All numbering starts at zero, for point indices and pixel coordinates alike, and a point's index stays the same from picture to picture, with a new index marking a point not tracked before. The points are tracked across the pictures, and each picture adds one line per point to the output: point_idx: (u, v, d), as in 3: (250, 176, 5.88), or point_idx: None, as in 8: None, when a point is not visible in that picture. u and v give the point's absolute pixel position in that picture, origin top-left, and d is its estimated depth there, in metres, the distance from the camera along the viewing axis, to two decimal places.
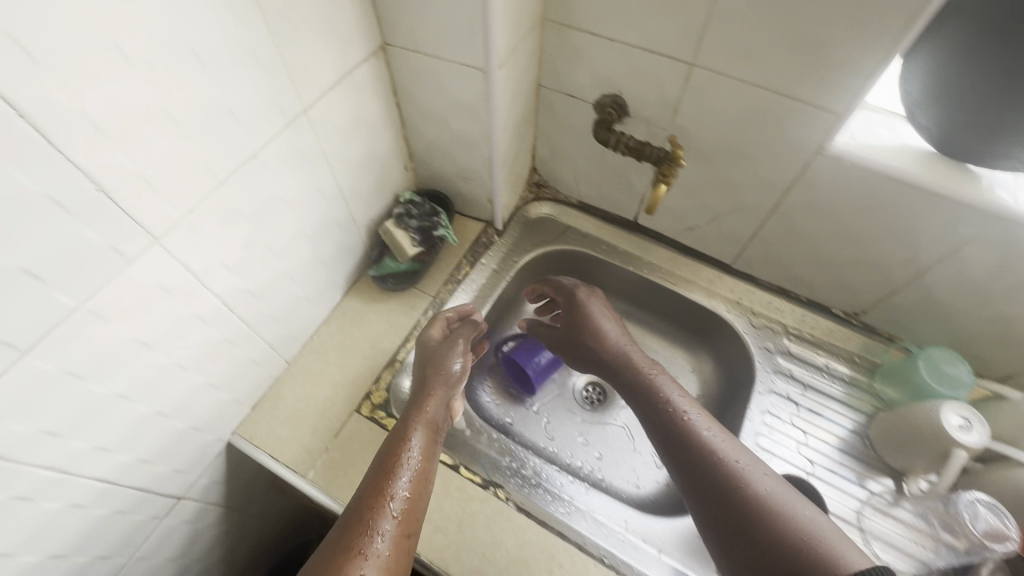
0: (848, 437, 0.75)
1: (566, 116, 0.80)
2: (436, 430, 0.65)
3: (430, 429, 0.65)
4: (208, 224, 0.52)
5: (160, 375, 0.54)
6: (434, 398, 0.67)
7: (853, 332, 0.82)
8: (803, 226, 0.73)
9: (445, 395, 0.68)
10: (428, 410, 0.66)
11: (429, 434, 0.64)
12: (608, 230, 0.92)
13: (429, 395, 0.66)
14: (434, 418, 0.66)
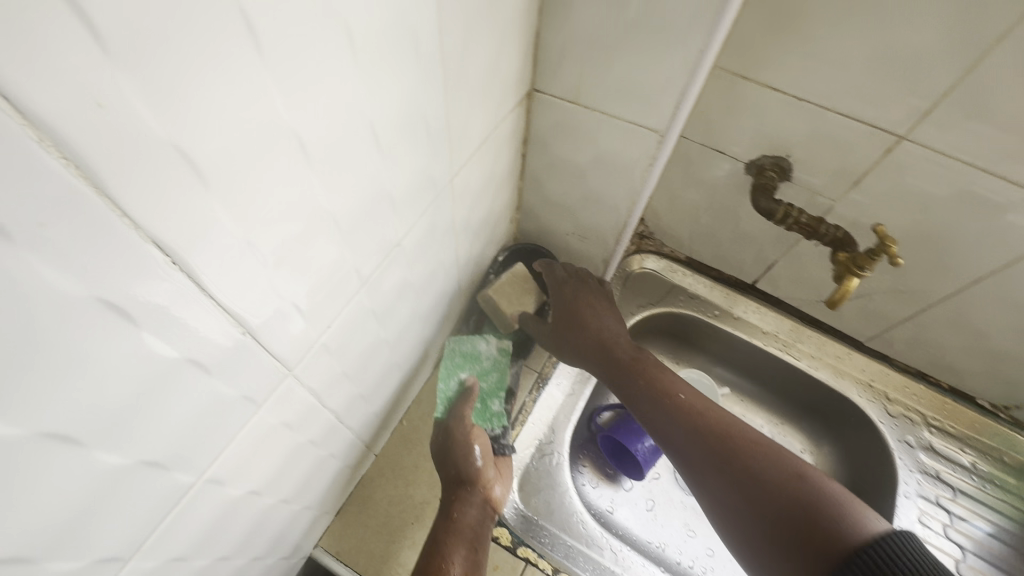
0: (1004, 551, 0.68)
1: (702, 171, 0.69)
2: (476, 535, 0.54)
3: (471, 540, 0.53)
4: (341, 335, 0.40)
5: (263, 518, 0.42)
6: (471, 500, 0.56)
7: (1001, 428, 0.73)
8: (980, 318, 0.64)
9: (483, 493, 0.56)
10: (464, 517, 0.54)
11: (466, 540, 0.53)
12: (720, 292, 0.82)
13: (459, 500, 0.55)
14: (473, 527, 0.54)
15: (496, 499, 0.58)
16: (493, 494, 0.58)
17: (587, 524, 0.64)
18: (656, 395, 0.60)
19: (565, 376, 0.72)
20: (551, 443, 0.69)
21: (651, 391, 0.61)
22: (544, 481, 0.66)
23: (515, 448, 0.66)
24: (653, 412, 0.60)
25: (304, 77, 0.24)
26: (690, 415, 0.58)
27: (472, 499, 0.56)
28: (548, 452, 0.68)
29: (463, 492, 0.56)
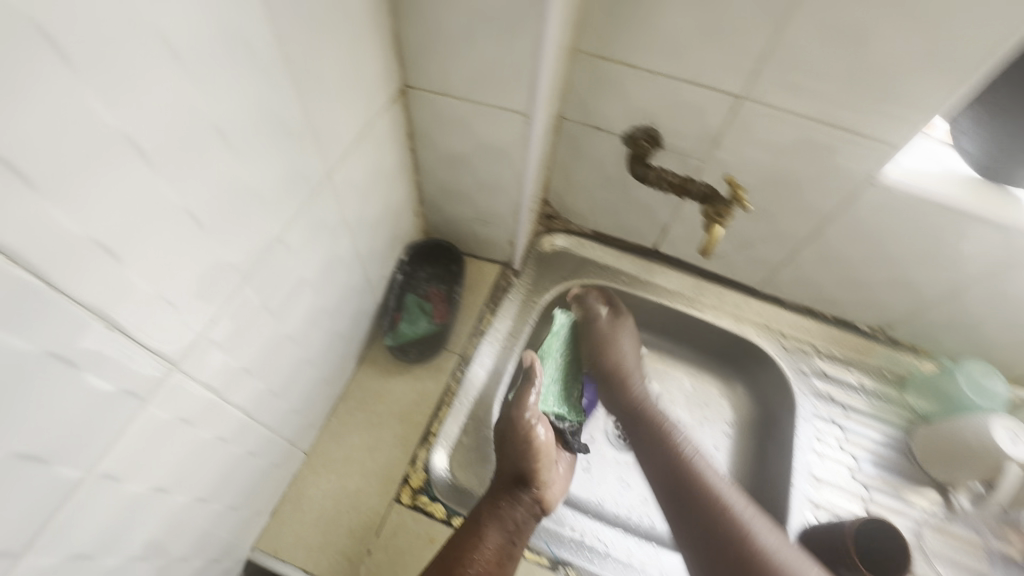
0: (892, 455, 0.76)
1: (587, 148, 0.74)
2: (517, 531, 0.60)
3: (507, 528, 0.60)
4: (231, 330, 0.42)
5: (178, 517, 0.43)
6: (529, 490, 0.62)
7: (880, 348, 0.82)
8: (841, 251, 0.72)
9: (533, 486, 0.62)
10: (511, 509, 0.61)
11: (504, 534, 0.59)
12: (627, 259, 0.88)
13: (501, 496, 0.61)
14: (515, 517, 0.60)
15: (551, 498, 0.65)
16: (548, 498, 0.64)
17: None
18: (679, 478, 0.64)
19: (487, 355, 0.76)
20: (480, 419, 0.72)
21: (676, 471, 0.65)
22: (476, 455, 0.69)
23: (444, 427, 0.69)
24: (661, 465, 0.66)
25: (123, 87, 0.26)
26: (699, 488, 0.62)
27: (507, 503, 0.61)
28: (478, 428, 0.71)
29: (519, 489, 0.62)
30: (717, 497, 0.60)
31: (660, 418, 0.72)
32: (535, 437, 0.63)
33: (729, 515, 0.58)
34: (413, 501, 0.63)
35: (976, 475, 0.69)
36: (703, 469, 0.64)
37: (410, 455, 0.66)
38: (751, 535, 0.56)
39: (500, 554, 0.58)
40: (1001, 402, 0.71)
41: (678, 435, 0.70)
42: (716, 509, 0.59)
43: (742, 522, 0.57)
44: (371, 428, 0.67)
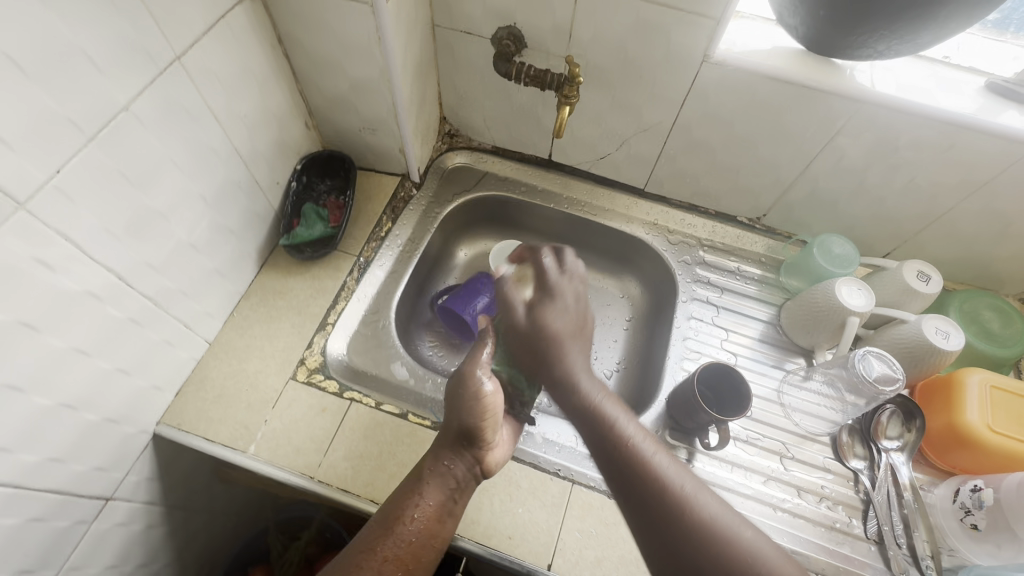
0: (764, 328, 0.83)
1: (465, 56, 0.79)
2: (460, 489, 0.59)
3: (448, 486, 0.59)
4: (83, 188, 0.47)
5: (55, 361, 0.49)
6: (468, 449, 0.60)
7: (758, 236, 0.88)
8: (702, 138, 0.77)
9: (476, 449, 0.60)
10: (450, 466, 0.60)
11: (444, 492, 0.58)
12: (525, 171, 0.93)
13: (446, 453, 0.60)
14: (454, 476, 0.59)
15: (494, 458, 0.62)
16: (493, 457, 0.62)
17: (412, 368, 0.74)
18: (608, 449, 0.55)
19: (386, 258, 0.82)
20: (378, 312, 0.78)
21: (599, 442, 0.56)
22: (373, 343, 0.76)
23: (342, 318, 0.75)
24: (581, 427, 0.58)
25: None
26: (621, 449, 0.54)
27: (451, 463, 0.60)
28: (375, 320, 0.77)
29: (458, 449, 0.60)
30: (639, 459, 0.53)
31: (556, 352, 0.63)
32: (481, 393, 0.62)
33: (655, 480, 0.51)
34: (308, 378, 0.69)
35: (828, 333, 0.75)
36: (620, 424, 0.56)
37: (307, 341, 0.72)
38: (681, 500, 0.50)
39: (436, 517, 0.57)
40: (853, 266, 0.77)
41: (582, 377, 0.61)
42: (641, 474, 0.52)
43: (674, 486, 0.51)
44: (271, 320, 0.73)
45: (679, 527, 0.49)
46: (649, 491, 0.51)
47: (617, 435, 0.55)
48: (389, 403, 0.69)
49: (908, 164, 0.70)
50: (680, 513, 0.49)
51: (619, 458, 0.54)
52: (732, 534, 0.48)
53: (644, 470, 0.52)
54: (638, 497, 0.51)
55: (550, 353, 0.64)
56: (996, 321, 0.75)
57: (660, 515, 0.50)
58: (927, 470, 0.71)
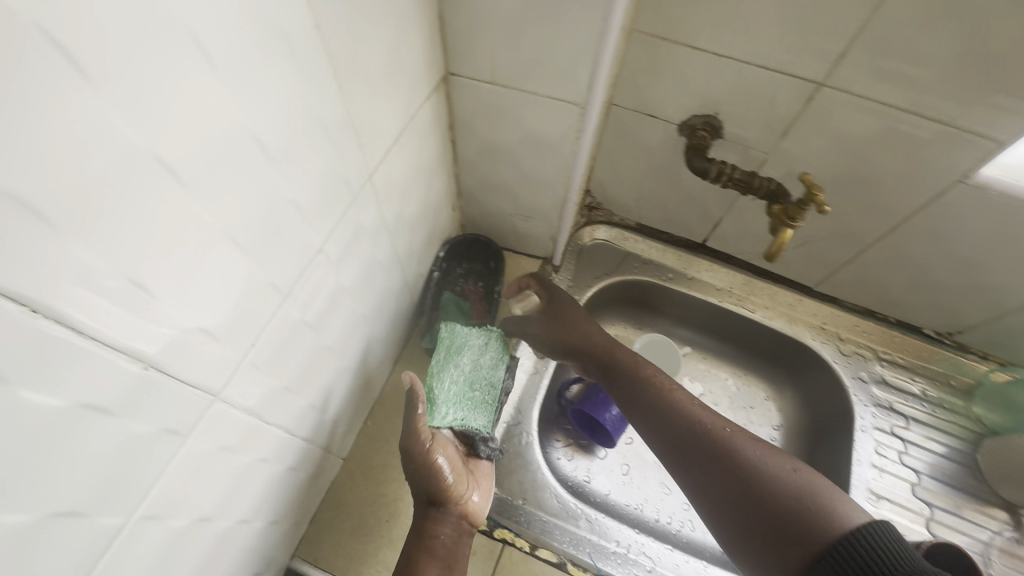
0: (957, 471, 0.72)
1: (638, 138, 0.68)
2: (453, 556, 0.53)
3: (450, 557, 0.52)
4: (271, 351, 0.39)
5: (220, 543, 0.41)
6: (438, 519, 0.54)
7: (948, 353, 0.76)
8: (915, 252, 0.66)
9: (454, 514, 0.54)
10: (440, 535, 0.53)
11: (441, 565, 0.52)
12: (672, 254, 0.83)
13: (432, 518, 0.53)
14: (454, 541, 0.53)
15: (474, 515, 0.56)
16: (473, 511, 0.55)
17: (561, 497, 0.65)
18: (711, 453, 0.49)
19: (527, 357, 0.73)
20: (519, 424, 0.69)
21: (703, 445, 0.50)
22: (516, 462, 0.67)
23: None
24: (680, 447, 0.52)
25: (153, 107, 0.23)
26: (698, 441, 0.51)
27: (423, 535, 0.53)
28: (517, 433, 0.69)
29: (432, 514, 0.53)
30: (733, 451, 0.49)
31: (652, 370, 0.59)
32: (434, 460, 0.54)
33: (749, 467, 0.47)
34: None
35: None
36: (680, 401, 0.55)
37: None
38: (784, 478, 0.45)
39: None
40: None
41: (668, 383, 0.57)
42: (732, 459, 0.48)
43: (784, 460, 0.47)
44: None
45: (778, 513, 0.43)
46: (737, 458, 0.48)
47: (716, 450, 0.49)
48: (544, 548, 0.62)
49: None
50: (789, 497, 0.44)
51: (716, 457, 0.49)
52: (836, 503, 0.42)
53: (726, 447, 0.49)
54: (715, 477, 0.48)
55: (625, 368, 0.60)
56: None
57: (745, 489, 0.46)
58: None
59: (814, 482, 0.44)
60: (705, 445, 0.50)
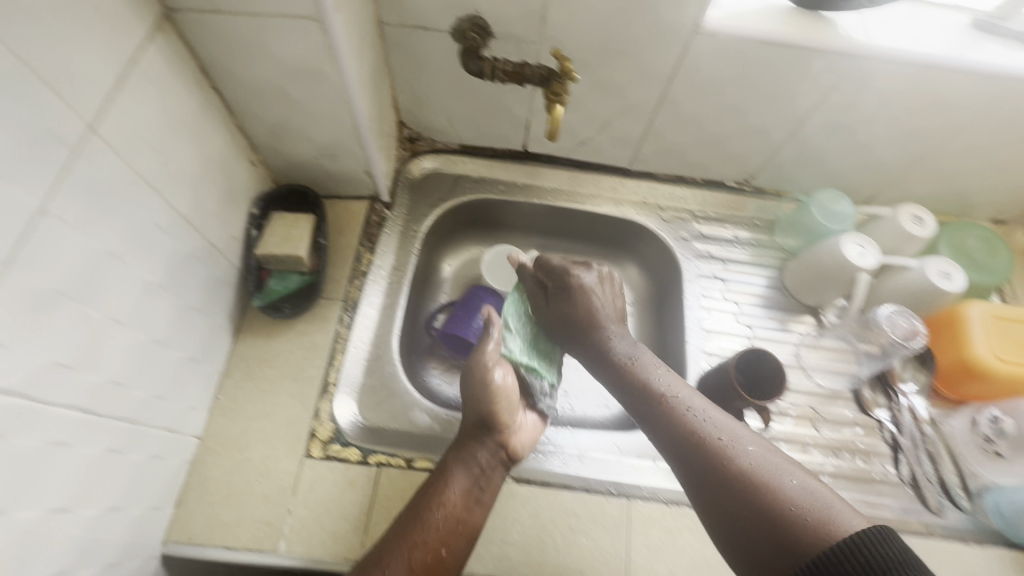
0: (771, 294, 0.83)
1: (420, 54, 0.69)
2: (484, 476, 0.59)
3: (473, 473, 0.59)
4: (15, 327, 0.37)
5: (33, 534, 0.40)
6: (470, 435, 0.61)
7: (748, 198, 0.87)
8: (690, 111, 0.73)
9: (484, 433, 0.61)
10: (475, 451, 0.60)
11: (469, 479, 0.58)
12: (500, 167, 0.86)
13: (469, 434, 0.61)
14: (477, 459, 0.59)
15: (518, 450, 0.62)
16: (517, 442, 0.62)
17: (433, 412, 0.68)
18: (693, 454, 0.49)
19: (375, 295, 0.74)
20: (381, 358, 0.71)
21: (677, 437, 0.51)
22: (383, 393, 0.69)
23: (344, 373, 0.68)
24: (666, 439, 0.52)
25: None
26: (693, 427, 0.50)
27: (455, 449, 0.61)
28: (380, 366, 0.70)
29: (476, 436, 0.60)
30: (732, 453, 0.47)
31: (665, 378, 0.57)
32: (492, 380, 0.63)
33: (762, 485, 0.44)
34: (325, 452, 0.62)
35: (838, 289, 0.76)
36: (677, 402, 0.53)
37: (312, 410, 0.64)
38: (784, 498, 0.43)
39: (463, 501, 0.56)
40: (850, 220, 0.77)
41: (677, 388, 0.55)
42: (746, 481, 0.45)
43: (779, 468, 0.46)
44: (264, 395, 0.64)
45: (778, 528, 0.42)
46: (732, 471, 0.46)
47: (694, 437, 0.50)
48: (420, 458, 0.64)
49: (900, 110, 0.69)
50: (778, 519, 0.42)
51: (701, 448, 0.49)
52: (836, 519, 0.41)
53: (711, 439, 0.49)
54: (714, 490, 0.46)
55: (633, 370, 0.59)
56: (982, 249, 0.78)
57: (746, 490, 0.45)
58: (940, 403, 0.75)
59: (778, 475, 0.45)
60: (698, 441, 0.49)
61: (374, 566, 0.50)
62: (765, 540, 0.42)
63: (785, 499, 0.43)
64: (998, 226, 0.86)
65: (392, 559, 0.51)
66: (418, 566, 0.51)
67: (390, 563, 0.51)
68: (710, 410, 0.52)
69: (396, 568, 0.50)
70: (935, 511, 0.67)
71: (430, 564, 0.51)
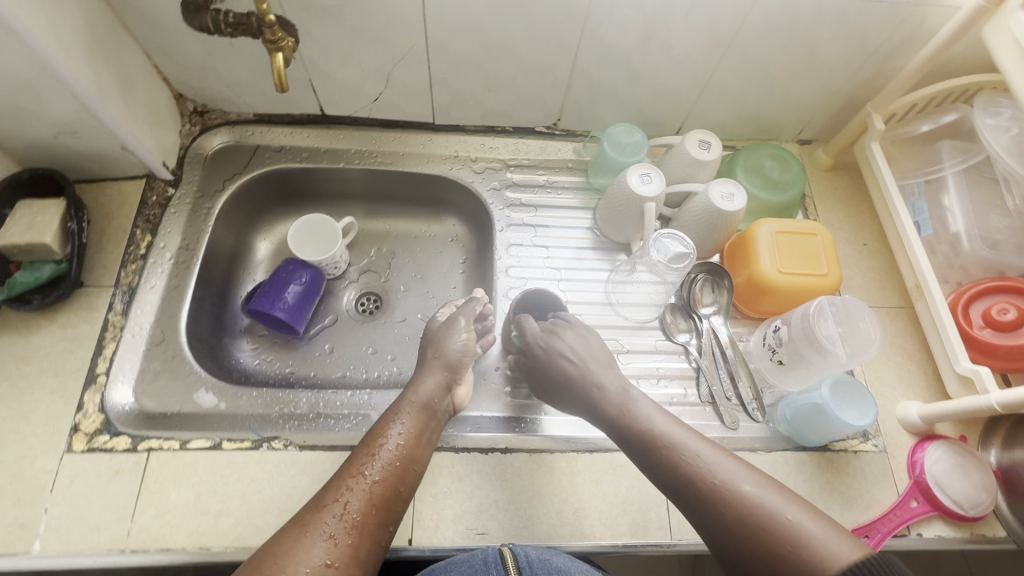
0: (585, 234, 0.83)
1: (156, 15, 0.64)
2: (434, 422, 0.60)
3: (424, 416, 0.60)
4: None
5: None
6: (431, 377, 0.63)
7: (560, 142, 0.86)
8: (462, 53, 0.71)
9: (445, 377, 0.64)
10: (423, 395, 0.61)
11: (420, 422, 0.59)
12: (301, 134, 0.83)
13: (420, 378, 0.63)
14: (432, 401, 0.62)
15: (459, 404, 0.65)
16: (459, 398, 0.65)
17: (221, 389, 0.66)
18: (658, 461, 0.52)
19: (157, 278, 0.70)
20: (164, 341, 0.67)
21: (648, 452, 0.53)
22: (165, 377, 0.66)
23: (116, 361, 0.64)
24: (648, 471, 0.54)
25: None
26: (666, 455, 0.52)
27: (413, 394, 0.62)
28: (163, 350, 0.67)
29: (433, 375, 0.63)
30: (706, 476, 0.49)
31: (650, 418, 0.56)
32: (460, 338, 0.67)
33: (718, 487, 0.48)
34: (89, 445, 0.59)
35: (636, 223, 0.76)
36: (649, 428, 0.55)
37: (75, 404, 0.61)
38: (773, 516, 0.45)
39: (414, 441, 0.57)
40: (643, 151, 0.77)
41: (625, 398, 0.59)
42: (710, 492, 0.48)
43: (751, 498, 0.47)
44: (20, 394, 0.60)
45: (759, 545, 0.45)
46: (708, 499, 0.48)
47: (659, 443, 0.53)
48: (196, 438, 0.61)
49: (665, 35, 0.69)
50: (757, 530, 0.45)
51: (686, 490, 0.50)
52: (824, 549, 0.43)
53: (677, 451, 0.52)
54: (689, 494, 0.49)
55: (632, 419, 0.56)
56: (776, 168, 0.80)
57: (730, 525, 0.46)
58: (743, 321, 0.77)
59: (749, 496, 0.47)
60: (665, 450, 0.52)
61: (330, 503, 0.49)
62: (762, 552, 0.44)
63: (778, 526, 0.45)
64: (804, 146, 0.88)
65: (351, 496, 0.50)
66: (376, 501, 0.51)
67: (347, 500, 0.50)
68: (677, 426, 0.55)
69: (356, 505, 0.50)
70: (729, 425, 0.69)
71: (388, 497, 0.52)
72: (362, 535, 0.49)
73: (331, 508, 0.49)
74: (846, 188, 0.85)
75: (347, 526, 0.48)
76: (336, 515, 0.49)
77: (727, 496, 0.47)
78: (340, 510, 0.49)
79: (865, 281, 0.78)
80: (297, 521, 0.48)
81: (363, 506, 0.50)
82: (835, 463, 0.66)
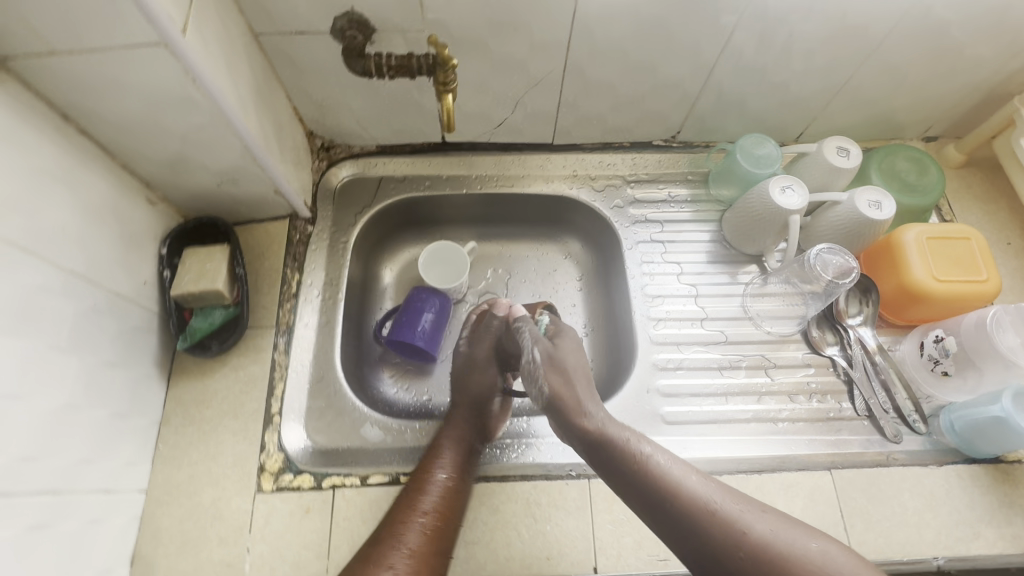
0: (711, 247, 0.82)
1: (306, 59, 0.66)
2: (472, 450, 0.65)
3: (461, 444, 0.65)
4: None
5: None
6: (462, 409, 0.68)
7: (677, 154, 0.85)
8: (597, 75, 0.71)
9: (473, 407, 0.69)
10: (456, 427, 0.66)
11: (461, 450, 0.64)
12: (423, 163, 0.84)
13: (453, 412, 0.68)
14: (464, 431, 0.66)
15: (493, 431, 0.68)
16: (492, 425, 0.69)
17: (385, 423, 0.68)
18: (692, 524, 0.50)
19: (310, 315, 0.72)
20: (324, 378, 0.69)
21: (683, 515, 0.50)
22: (331, 413, 0.67)
23: (286, 399, 0.66)
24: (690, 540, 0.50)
25: None
26: (702, 512, 0.50)
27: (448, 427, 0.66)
28: (324, 386, 0.69)
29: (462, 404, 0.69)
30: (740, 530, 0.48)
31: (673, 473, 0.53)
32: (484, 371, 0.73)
33: (732, 525, 0.48)
34: (276, 484, 0.61)
35: (774, 235, 0.75)
36: (676, 483, 0.52)
37: (258, 444, 0.63)
38: (790, 548, 0.46)
39: (455, 469, 0.61)
40: (777, 162, 0.76)
41: (645, 445, 0.56)
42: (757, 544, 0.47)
43: (787, 543, 0.47)
44: (206, 436, 0.63)
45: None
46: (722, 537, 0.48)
47: (697, 501, 0.51)
48: (375, 473, 0.63)
49: (809, 43, 0.67)
50: (789, 566, 0.45)
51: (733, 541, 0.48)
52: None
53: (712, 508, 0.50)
54: (702, 531, 0.49)
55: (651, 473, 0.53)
56: (912, 171, 0.78)
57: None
58: (888, 330, 0.75)
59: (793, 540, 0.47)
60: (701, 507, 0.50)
61: (390, 538, 0.54)
62: None
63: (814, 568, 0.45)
64: (930, 143, 0.86)
65: (404, 536, 0.54)
66: (431, 533, 0.55)
67: (402, 540, 0.54)
68: (696, 478, 0.53)
69: (416, 543, 0.54)
70: (891, 438, 0.68)
71: (439, 526, 0.56)
72: (419, 564, 0.53)
73: (388, 551, 0.53)
74: (980, 185, 0.82)
75: (406, 556, 0.53)
76: (398, 549, 0.53)
77: (772, 548, 0.46)
78: (400, 544, 0.53)
79: (1015, 282, 0.76)
80: (363, 558, 0.53)
81: (419, 542, 0.54)
82: (1011, 474, 0.65)
